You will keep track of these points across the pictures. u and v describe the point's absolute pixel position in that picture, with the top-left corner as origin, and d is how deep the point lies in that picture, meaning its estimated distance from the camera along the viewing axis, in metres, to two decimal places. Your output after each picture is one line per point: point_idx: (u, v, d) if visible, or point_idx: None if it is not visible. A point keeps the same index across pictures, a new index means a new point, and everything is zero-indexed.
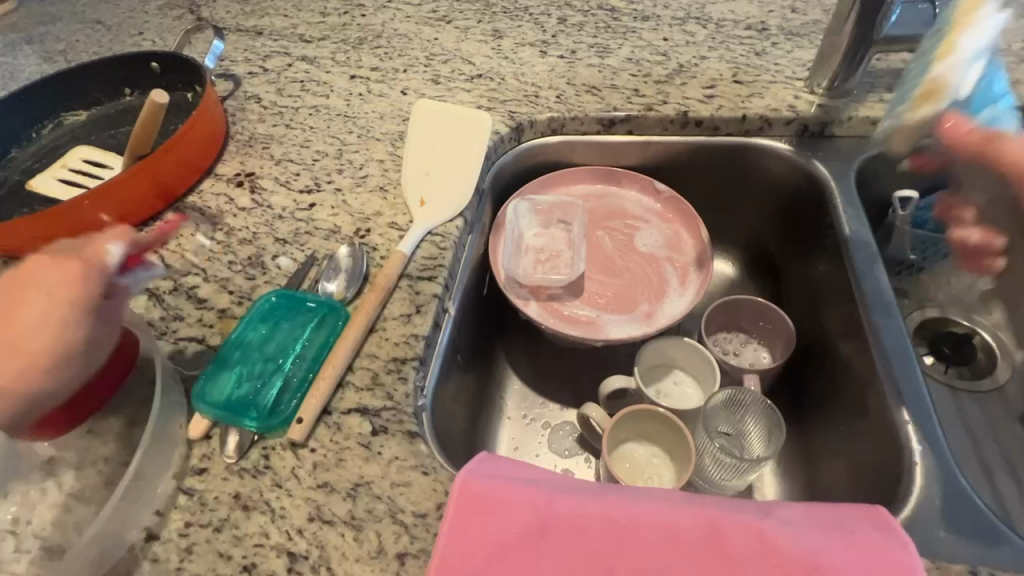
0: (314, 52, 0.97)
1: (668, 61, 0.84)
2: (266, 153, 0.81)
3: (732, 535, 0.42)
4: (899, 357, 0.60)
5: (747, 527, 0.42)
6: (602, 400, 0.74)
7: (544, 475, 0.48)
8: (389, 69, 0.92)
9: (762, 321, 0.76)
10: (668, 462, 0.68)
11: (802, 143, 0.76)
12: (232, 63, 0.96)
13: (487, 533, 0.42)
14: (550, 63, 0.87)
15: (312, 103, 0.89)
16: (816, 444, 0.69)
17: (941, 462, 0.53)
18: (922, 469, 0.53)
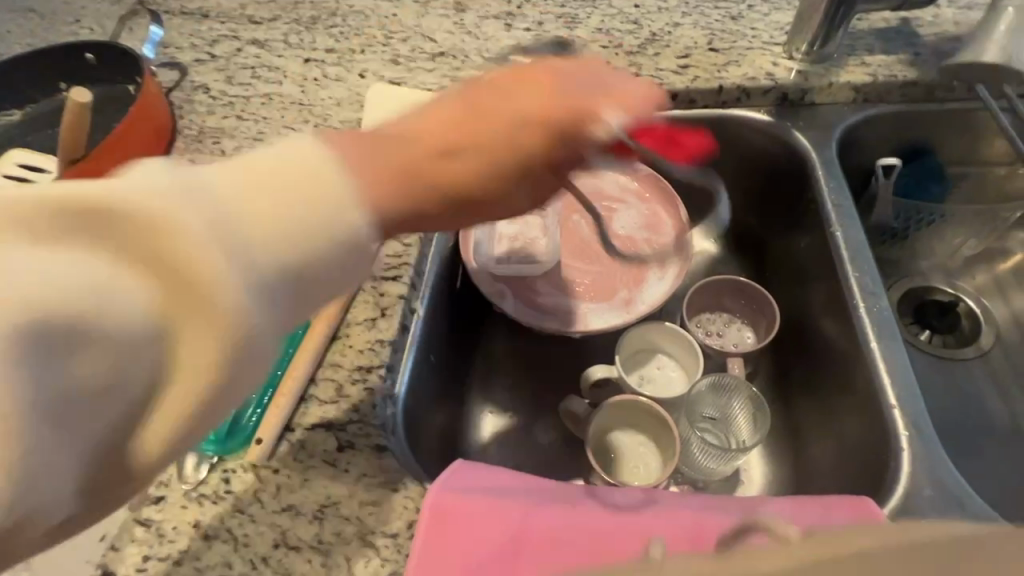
0: (264, 35, 0.90)
1: (640, 30, 0.79)
2: (217, 149, 0.76)
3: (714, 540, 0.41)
4: (885, 337, 0.59)
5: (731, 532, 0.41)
6: (584, 390, 0.71)
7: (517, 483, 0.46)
8: (345, 50, 0.86)
9: (744, 300, 0.74)
10: (654, 449, 0.67)
11: (781, 113, 0.73)
12: (177, 50, 0.90)
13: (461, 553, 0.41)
14: (516, 36, 0.82)
15: (264, 91, 0.83)
16: (800, 424, 0.68)
17: (928, 448, 0.52)
18: (908, 455, 0.52)
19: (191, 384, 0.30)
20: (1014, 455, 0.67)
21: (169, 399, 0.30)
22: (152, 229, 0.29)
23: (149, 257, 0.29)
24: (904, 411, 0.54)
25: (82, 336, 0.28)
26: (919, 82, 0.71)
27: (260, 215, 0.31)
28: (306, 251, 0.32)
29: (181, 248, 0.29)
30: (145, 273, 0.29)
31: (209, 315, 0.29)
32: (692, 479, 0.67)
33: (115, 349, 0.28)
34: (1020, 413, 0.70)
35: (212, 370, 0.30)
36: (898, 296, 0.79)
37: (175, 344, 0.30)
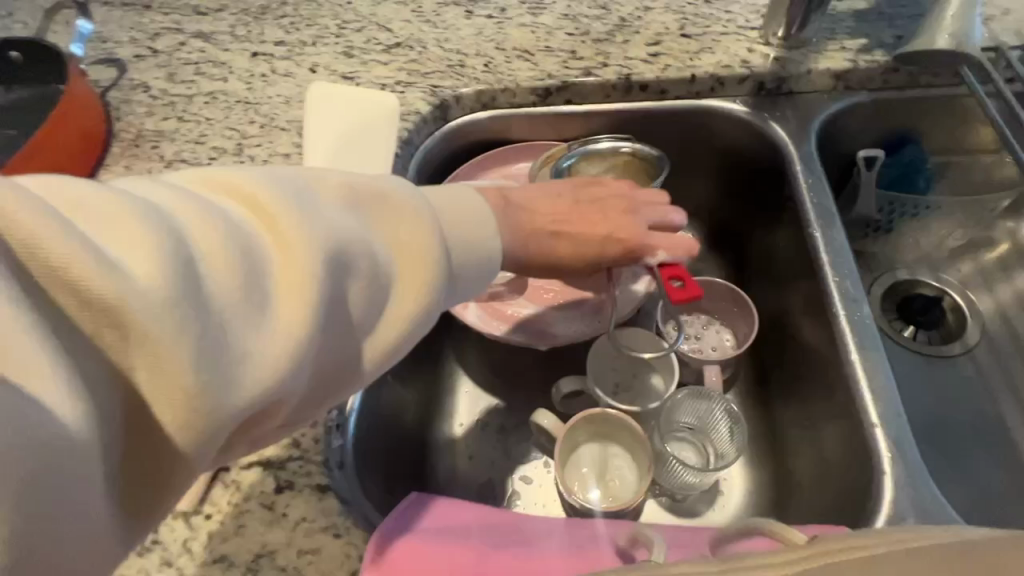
0: (209, 27, 0.84)
1: (608, 15, 0.74)
2: (155, 154, 0.71)
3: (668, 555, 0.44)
4: (867, 349, 0.55)
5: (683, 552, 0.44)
6: (556, 401, 0.68)
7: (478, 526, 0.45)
8: (295, 43, 0.80)
9: (725, 302, 0.70)
10: (630, 463, 0.64)
11: (757, 103, 0.69)
12: (115, 44, 0.83)
13: None
14: (477, 24, 0.77)
15: (208, 89, 0.77)
16: (780, 432, 0.65)
17: (911, 470, 0.49)
18: (890, 477, 0.49)
19: (373, 337, 0.38)
20: (1001, 457, 0.64)
21: (348, 347, 0.37)
22: (396, 218, 0.40)
23: (389, 234, 0.39)
24: (887, 430, 0.51)
25: (358, 274, 0.36)
26: (902, 68, 0.67)
27: (452, 238, 0.43)
28: (460, 262, 0.43)
29: (420, 237, 0.40)
30: (382, 241, 0.39)
31: (416, 286, 0.39)
32: (669, 493, 0.64)
33: (362, 284, 0.37)
34: (1007, 412, 0.67)
35: (384, 334, 0.39)
36: (881, 292, 0.76)
37: (374, 299, 0.38)
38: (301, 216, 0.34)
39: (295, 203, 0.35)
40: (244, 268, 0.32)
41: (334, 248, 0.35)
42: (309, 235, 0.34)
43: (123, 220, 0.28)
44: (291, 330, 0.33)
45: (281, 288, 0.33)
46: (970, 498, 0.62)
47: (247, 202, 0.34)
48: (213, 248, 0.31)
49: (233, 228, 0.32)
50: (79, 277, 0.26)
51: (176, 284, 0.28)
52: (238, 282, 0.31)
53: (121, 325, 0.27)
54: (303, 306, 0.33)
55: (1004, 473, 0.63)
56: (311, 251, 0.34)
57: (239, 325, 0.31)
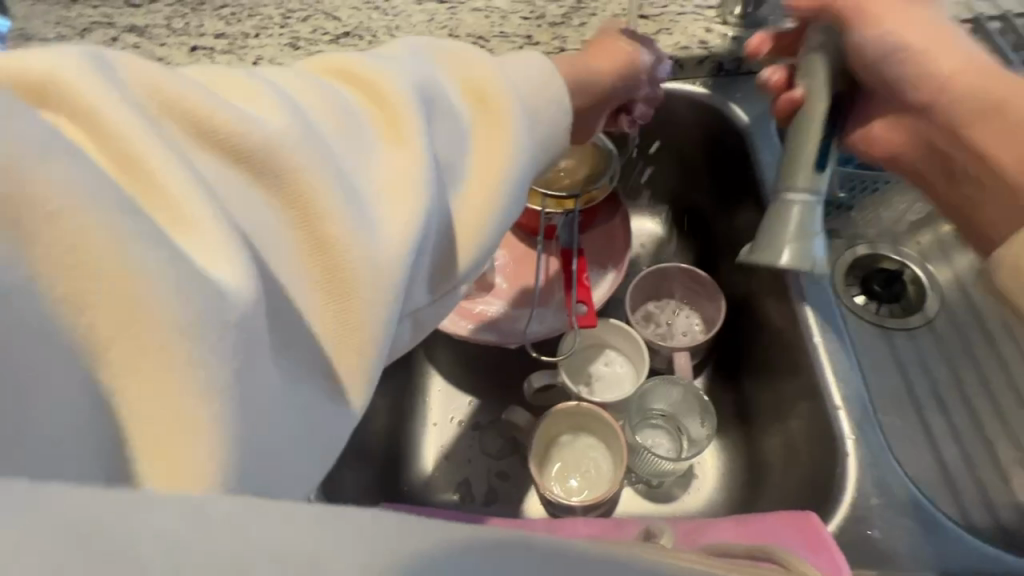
0: (144, 20, 0.79)
1: None
2: None
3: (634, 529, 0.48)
4: (829, 332, 0.56)
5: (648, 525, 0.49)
6: (529, 397, 0.68)
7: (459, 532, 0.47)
8: (237, 35, 0.76)
9: (693, 286, 0.70)
10: (605, 453, 0.64)
11: (717, 85, 0.68)
12: (41, 42, 0.77)
13: None
14: (429, 10, 0.73)
15: None
16: (749, 415, 0.66)
17: (875, 456, 0.50)
18: (855, 463, 0.50)
19: (478, 184, 0.36)
20: (959, 425, 0.66)
21: (465, 201, 0.36)
22: (474, 67, 0.38)
23: (467, 82, 0.37)
24: (849, 411, 0.52)
25: (449, 118, 0.35)
26: None
27: (527, 84, 0.39)
28: (541, 110, 0.39)
29: (495, 77, 0.37)
30: (463, 91, 0.37)
31: (504, 128, 0.37)
32: (645, 480, 0.64)
33: (454, 129, 0.35)
34: (963, 381, 0.69)
35: (492, 183, 0.36)
36: (844, 269, 0.76)
37: (467, 149, 0.36)
38: (388, 68, 0.34)
39: (379, 62, 0.35)
40: (346, 115, 0.32)
41: (421, 93, 0.34)
42: (394, 78, 0.34)
43: (242, 89, 0.30)
44: (409, 166, 0.32)
45: (381, 133, 0.32)
46: (931, 467, 0.63)
47: (337, 72, 0.34)
48: (319, 104, 0.31)
49: (328, 89, 0.32)
50: (212, 122, 0.27)
51: (295, 127, 0.29)
52: (341, 129, 0.31)
53: (262, 169, 0.28)
54: (410, 144, 0.32)
55: (961, 440, 0.65)
56: (402, 92, 0.33)
57: (357, 166, 0.31)
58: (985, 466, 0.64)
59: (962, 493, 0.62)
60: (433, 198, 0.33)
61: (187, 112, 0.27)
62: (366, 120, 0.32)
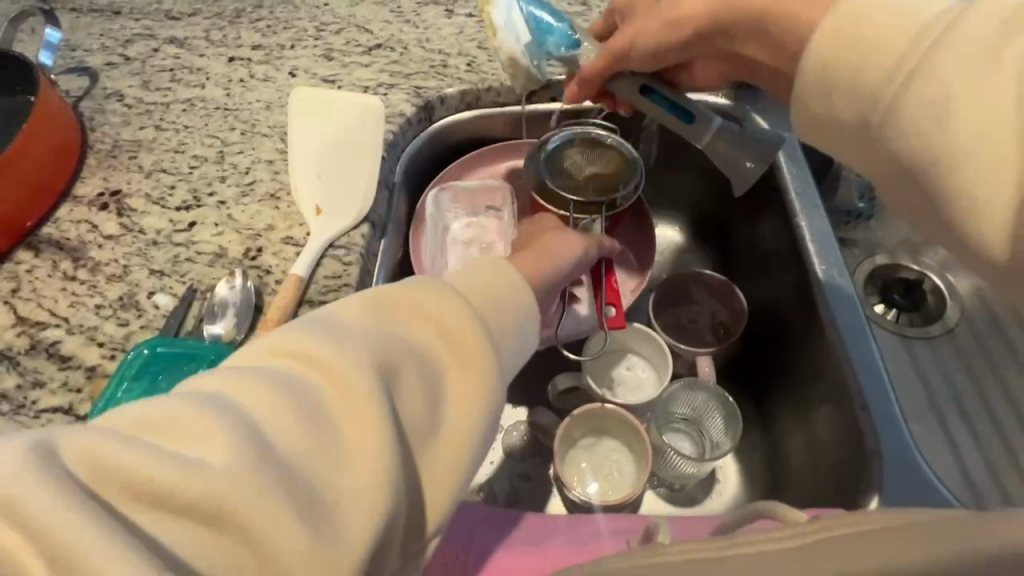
0: (184, 32, 0.82)
1: (589, 11, 0.75)
2: (133, 164, 0.69)
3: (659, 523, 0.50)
4: (855, 342, 0.56)
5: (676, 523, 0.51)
6: (552, 398, 0.69)
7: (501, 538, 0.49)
8: (273, 46, 0.79)
9: (717, 298, 0.71)
10: (629, 456, 0.65)
11: (740, 95, 0.69)
12: (85, 52, 0.80)
13: None
14: (458, 23, 0.76)
15: (185, 96, 0.75)
16: (772, 419, 0.66)
17: (908, 459, 0.50)
18: (888, 464, 0.50)
19: (452, 434, 0.36)
20: (983, 436, 0.66)
21: (439, 457, 0.36)
22: (435, 300, 0.39)
23: (429, 320, 0.38)
24: (876, 410, 0.53)
25: (412, 376, 0.36)
26: None
27: (484, 298, 0.41)
28: (508, 322, 0.41)
29: (458, 311, 0.38)
30: (425, 331, 0.38)
31: (479, 365, 0.37)
32: (667, 483, 0.65)
33: (419, 386, 0.36)
34: (986, 392, 0.69)
35: (467, 421, 0.37)
36: (863, 277, 0.77)
37: (437, 400, 0.37)
38: (338, 347, 0.35)
39: (329, 336, 0.35)
40: (300, 411, 0.32)
41: (381, 365, 0.35)
42: (350, 348, 0.35)
43: (180, 421, 0.30)
44: (374, 459, 0.32)
45: (339, 420, 0.33)
46: (956, 477, 0.63)
47: (291, 354, 0.35)
48: (267, 404, 0.32)
49: (282, 383, 0.33)
50: (140, 473, 0.27)
51: (246, 454, 0.29)
52: (294, 426, 0.31)
53: (208, 502, 0.27)
54: (369, 435, 0.32)
55: (986, 451, 0.65)
56: (361, 375, 0.34)
57: (316, 470, 0.31)
58: (1011, 477, 0.63)
59: (989, 502, 0.62)
60: (402, 482, 0.33)
61: (136, 484, 0.27)
62: (321, 408, 0.33)
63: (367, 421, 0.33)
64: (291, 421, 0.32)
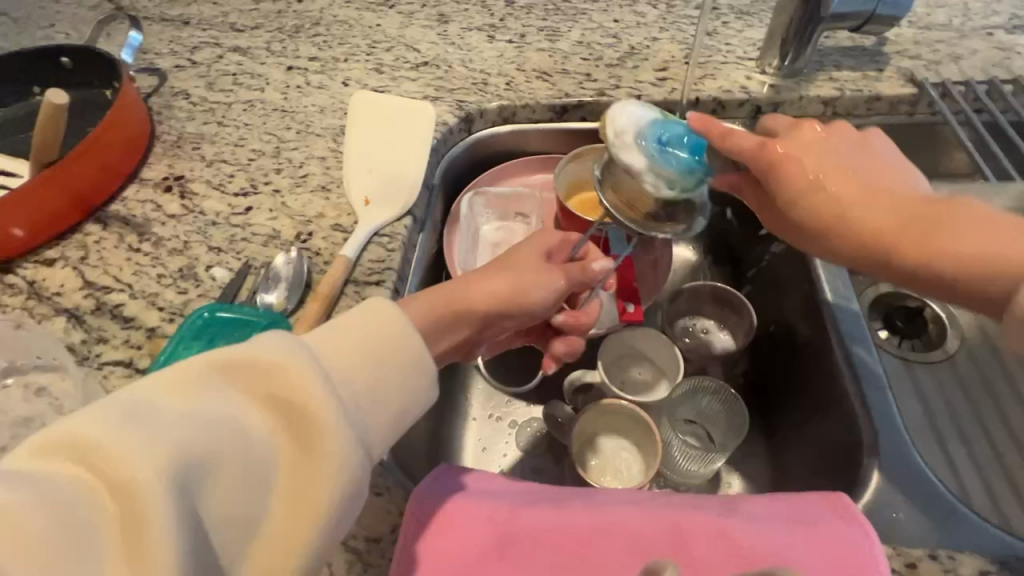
0: (247, 43, 0.90)
1: (620, 44, 0.82)
2: (196, 154, 0.75)
3: (669, 501, 0.49)
4: (858, 342, 0.61)
5: (687, 502, 0.49)
6: (568, 396, 0.72)
7: (514, 489, 0.51)
8: (328, 59, 0.86)
9: (729, 309, 0.74)
10: (637, 454, 0.68)
11: (755, 124, 0.75)
12: (156, 55, 0.88)
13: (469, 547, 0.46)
14: (499, 47, 0.84)
15: (245, 98, 0.82)
16: (776, 427, 0.70)
17: (905, 454, 0.53)
18: (886, 454, 0.53)
19: (280, 524, 0.34)
20: (979, 455, 0.69)
21: (259, 554, 0.33)
22: (276, 378, 0.35)
23: (268, 401, 0.35)
24: (877, 409, 0.56)
25: (233, 470, 0.33)
26: (884, 97, 0.73)
27: (349, 359, 0.39)
28: (371, 399, 0.39)
29: (304, 389, 0.35)
30: (260, 412, 0.35)
31: (324, 452, 0.35)
32: (674, 484, 0.67)
33: (243, 477, 0.33)
34: (983, 413, 0.72)
35: (298, 519, 0.34)
36: (868, 303, 0.81)
37: (264, 493, 0.34)
38: (135, 441, 0.30)
39: (128, 426, 0.31)
40: (63, 533, 0.27)
41: (187, 464, 0.31)
42: (148, 445, 0.30)
43: None
44: None
45: (121, 535, 0.29)
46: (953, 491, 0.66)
47: (70, 455, 0.30)
48: (20, 527, 0.27)
49: (49, 500, 0.28)
50: None
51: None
52: (59, 551, 0.27)
53: None
54: (156, 555, 0.29)
55: (983, 471, 0.68)
56: (159, 477, 0.30)
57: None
58: (1007, 496, 0.66)
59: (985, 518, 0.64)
60: None
61: None
62: (96, 529, 0.28)
63: (155, 536, 0.29)
64: (47, 551, 0.27)
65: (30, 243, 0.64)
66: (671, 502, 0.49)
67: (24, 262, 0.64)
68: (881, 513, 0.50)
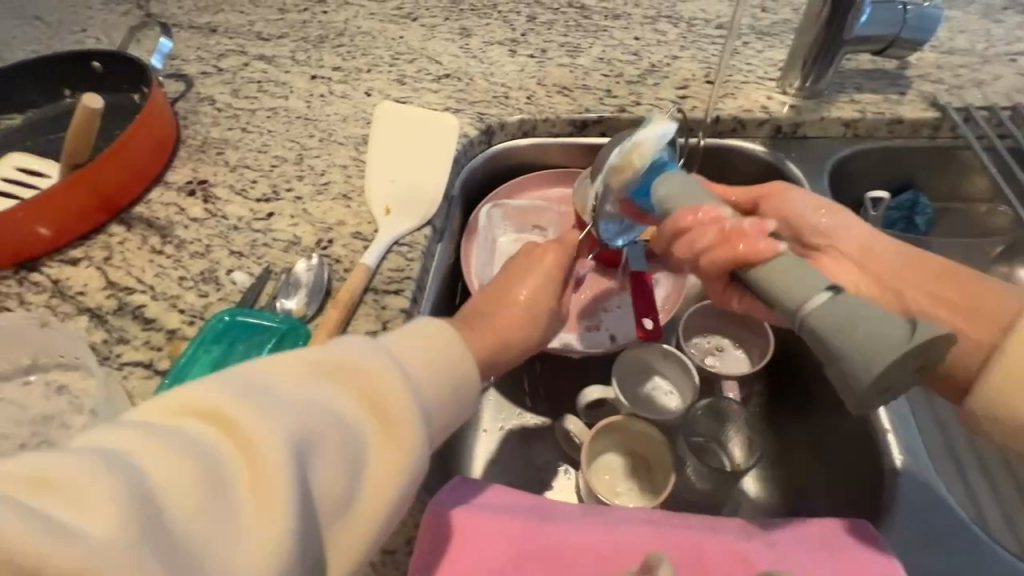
0: (272, 51, 0.92)
1: (641, 61, 0.83)
2: (220, 159, 0.76)
3: (689, 523, 0.48)
4: None
5: (706, 522, 0.49)
6: (582, 410, 0.71)
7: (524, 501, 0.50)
8: (352, 69, 0.88)
9: (746, 328, 0.73)
10: (648, 472, 0.67)
11: (775, 144, 0.75)
12: (183, 62, 0.90)
13: (478, 564, 0.45)
14: (520, 62, 0.85)
15: (270, 105, 0.83)
16: (788, 445, 0.70)
17: (924, 478, 0.54)
18: (903, 484, 0.54)
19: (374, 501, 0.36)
20: (999, 485, 0.68)
21: (353, 527, 0.36)
22: (379, 366, 0.39)
23: (371, 387, 0.38)
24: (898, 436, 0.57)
25: (340, 445, 0.36)
26: (906, 120, 0.73)
27: (440, 358, 0.43)
28: (453, 397, 0.43)
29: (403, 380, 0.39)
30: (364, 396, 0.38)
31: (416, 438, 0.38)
32: (683, 502, 0.67)
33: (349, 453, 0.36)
34: None
35: (391, 499, 0.37)
36: None
37: (362, 473, 0.36)
38: (258, 413, 0.34)
39: (254, 398, 0.34)
40: (204, 484, 0.31)
41: (308, 436, 0.34)
42: (276, 412, 0.34)
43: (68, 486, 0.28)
44: (279, 540, 0.31)
45: (251, 493, 0.32)
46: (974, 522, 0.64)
47: (205, 415, 0.33)
48: (170, 472, 0.30)
49: (190, 451, 0.31)
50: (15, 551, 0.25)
51: (130, 543, 0.27)
52: (200, 500, 0.30)
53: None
54: (280, 514, 0.32)
55: (1004, 503, 0.67)
56: (284, 442, 0.33)
57: (209, 554, 0.29)
58: None
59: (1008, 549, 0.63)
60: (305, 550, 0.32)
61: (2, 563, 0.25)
62: (228, 485, 0.31)
63: (279, 494, 0.32)
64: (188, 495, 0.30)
65: (55, 243, 0.65)
66: (689, 523, 0.48)
67: (48, 261, 0.65)
68: (900, 537, 0.52)
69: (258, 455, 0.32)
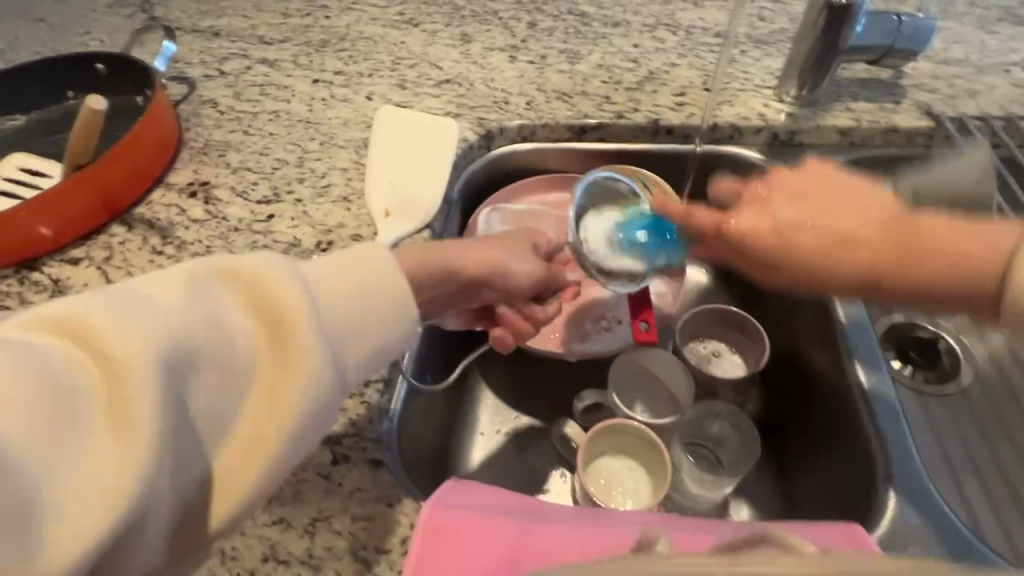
0: (274, 55, 0.92)
1: (640, 68, 0.84)
2: (221, 161, 0.76)
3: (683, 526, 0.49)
4: (873, 371, 0.62)
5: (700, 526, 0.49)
6: (578, 415, 0.72)
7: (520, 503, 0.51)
8: (354, 73, 0.88)
9: (742, 332, 0.74)
10: (644, 476, 0.67)
11: (771, 151, 0.76)
12: (186, 65, 0.91)
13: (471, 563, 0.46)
14: (519, 68, 0.86)
15: (271, 108, 0.84)
16: (785, 451, 0.70)
17: (918, 484, 0.55)
18: (897, 485, 0.55)
19: (251, 419, 0.38)
20: (994, 491, 0.68)
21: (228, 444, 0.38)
22: (265, 288, 0.39)
23: (256, 310, 0.39)
24: (891, 438, 0.57)
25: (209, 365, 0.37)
26: (900, 128, 0.74)
27: (342, 287, 0.43)
28: (358, 327, 0.43)
29: (292, 300, 0.39)
30: (244, 318, 0.39)
31: (298, 359, 0.38)
32: (682, 508, 0.67)
33: (220, 375, 0.37)
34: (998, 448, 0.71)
35: (266, 423, 0.38)
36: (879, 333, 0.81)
37: (235, 394, 0.38)
38: (121, 327, 0.34)
39: (120, 312, 0.35)
40: (57, 398, 0.32)
41: (177, 351, 0.35)
42: (145, 326, 0.35)
43: None
44: (138, 453, 0.32)
45: (108, 408, 0.33)
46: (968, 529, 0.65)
47: (65, 329, 0.34)
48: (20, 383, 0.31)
49: (44, 366, 0.32)
50: None
51: None
52: (52, 412, 0.31)
53: None
54: (134, 427, 0.33)
55: (999, 509, 0.67)
56: (148, 358, 0.34)
57: (58, 467, 0.31)
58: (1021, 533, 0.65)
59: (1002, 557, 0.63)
60: (166, 463, 0.34)
61: None
62: (85, 398, 0.33)
63: (139, 410, 0.33)
64: (38, 406, 0.31)
65: (56, 243, 0.66)
66: (683, 524, 0.49)
67: (49, 261, 0.66)
68: (893, 538, 0.52)
69: (119, 370, 0.33)
